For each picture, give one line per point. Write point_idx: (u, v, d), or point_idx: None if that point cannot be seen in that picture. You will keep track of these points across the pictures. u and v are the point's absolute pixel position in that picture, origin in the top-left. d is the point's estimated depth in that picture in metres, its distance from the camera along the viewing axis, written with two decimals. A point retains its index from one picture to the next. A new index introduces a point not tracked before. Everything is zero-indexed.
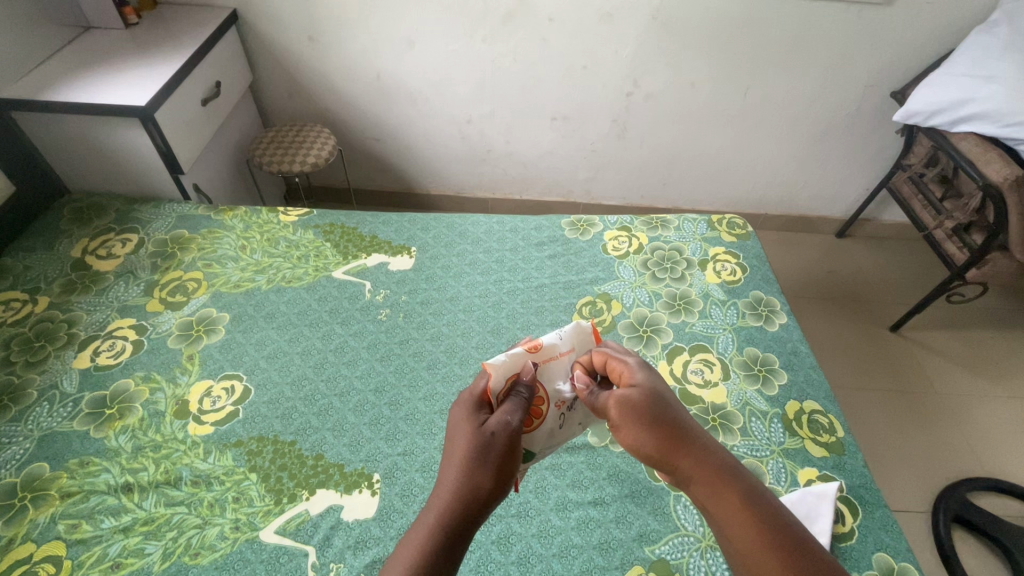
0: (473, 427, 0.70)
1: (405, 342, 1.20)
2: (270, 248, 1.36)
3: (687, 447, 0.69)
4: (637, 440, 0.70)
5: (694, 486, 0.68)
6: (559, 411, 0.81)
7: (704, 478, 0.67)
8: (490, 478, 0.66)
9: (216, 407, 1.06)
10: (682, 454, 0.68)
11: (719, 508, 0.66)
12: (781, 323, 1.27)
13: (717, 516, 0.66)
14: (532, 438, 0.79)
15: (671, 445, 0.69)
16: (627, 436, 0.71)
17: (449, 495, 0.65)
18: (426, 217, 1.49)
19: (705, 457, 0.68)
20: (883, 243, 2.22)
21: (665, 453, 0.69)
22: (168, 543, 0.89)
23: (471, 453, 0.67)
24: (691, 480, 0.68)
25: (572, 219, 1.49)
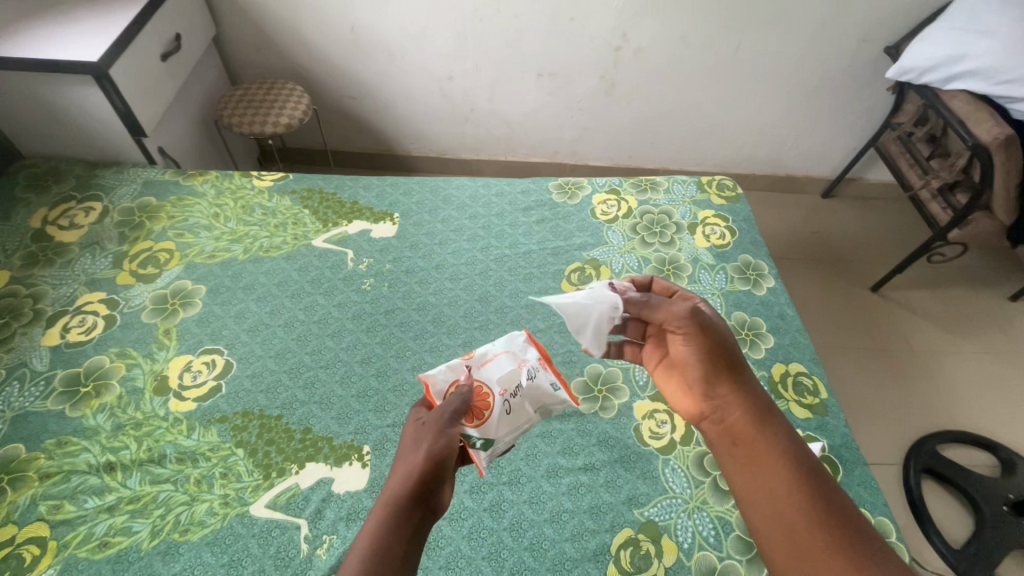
0: (409, 430, 0.73)
1: (391, 312, 1.17)
2: (245, 216, 1.30)
3: (737, 381, 0.76)
4: (699, 354, 0.77)
5: (729, 412, 0.74)
6: (504, 398, 0.81)
7: (742, 409, 0.74)
8: (428, 455, 0.67)
9: (197, 382, 1.04)
10: (730, 387, 0.76)
11: (749, 444, 0.71)
12: (768, 287, 1.27)
13: (747, 444, 0.72)
14: (489, 428, 0.78)
15: (723, 374, 0.76)
16: (687, 347, 0.78)
17: (394, 485, 0.64)
18: (408, 181, 1.43)
19: (749, 401, 0.75)
20: (868, 202, 2.22)
21: (714, 378, 0.77)
22: (156, 521, 0.88)
23: (409, 447, 0.70)
24: (727, 409, 0.75)
25: (559, 182, 1.45)
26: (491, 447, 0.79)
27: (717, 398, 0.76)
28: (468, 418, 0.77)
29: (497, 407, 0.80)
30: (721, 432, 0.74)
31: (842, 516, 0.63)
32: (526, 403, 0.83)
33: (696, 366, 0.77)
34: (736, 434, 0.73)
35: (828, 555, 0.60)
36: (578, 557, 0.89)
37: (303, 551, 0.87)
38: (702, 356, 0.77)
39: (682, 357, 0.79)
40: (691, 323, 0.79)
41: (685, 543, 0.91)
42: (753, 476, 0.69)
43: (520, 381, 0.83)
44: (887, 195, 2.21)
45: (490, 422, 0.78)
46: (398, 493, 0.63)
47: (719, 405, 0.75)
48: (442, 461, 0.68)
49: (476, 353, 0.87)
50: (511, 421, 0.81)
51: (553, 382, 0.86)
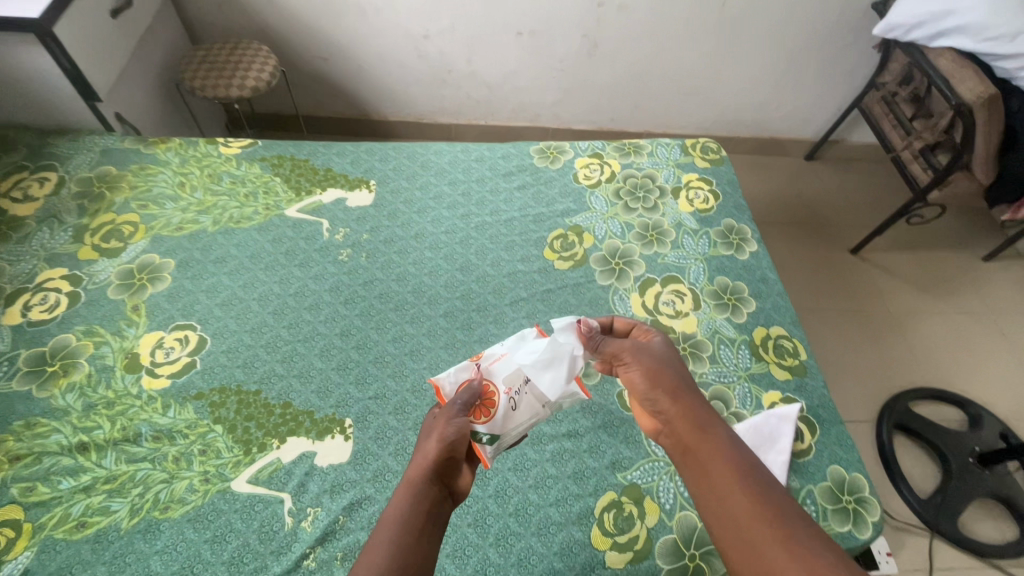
0: (426, 423, 0.74)
1: (370, 283, 1.14)
2: (213, 185, 1.24)
3: (680, 394, 0.75)
4: (640, 375, 0.78)
5: (675, 425, 0.73)
6: (509, 395, 0.77)
7: (686, 417, 0.73)
8: (441, 442, 0.68)
9: (170, 358, 1.00)
10: (673, 400, 0.75)
11: (697, 453, 0.69)
12: (751, 251, 1.27)
13: (693, 453, 0.70)
14: (496, 423, 0.75)
15: (663, 392, 0.75)
16: (631, 372, 0.79)
17: (411, 472, 0.65)
18: (385, 146, 1.37)
19: (692, 411, 0.73)
20: (850, 164, 2.22)
21: (657, 394, 0.76)
22: (135, 499, 0.87)
23: (424, 438, 0.71)
24: (672, 422, 0.73)
25: (541, 146, 1.41)
26: (497, 440, 0.75)
27: (664, 411, 0.75)
28: (475, 414, 0.75)
29: (503, 404, 0.77)
30: (674, 445, 0.73)
31: (788, 516, 0.61)
32: (534, 398, 0.79)
33: (643, 387, 0.77)
34: (684, 444, 0.71)
35: (778, 559, 0.57)
36: (562, 521, 0.90)
37: (287, 524, 0.86)
38: (645, 376, 0.77)
39: (630, 380, 0.79)
40: (630, 350, 0.80)
41: (667, 504, 0.92)
42: (705, 486, 0.67)
43: (524, 377, 0.80)
44: (869, 157, 2.21)
45: (496, 419, 0.75)
46: (415, 479, 0.64)
47: (667, 419, 0.74)
48: (453, 450, 0.68)
49: (485, 355, 0.86)
50: (517, 417, 0.77)
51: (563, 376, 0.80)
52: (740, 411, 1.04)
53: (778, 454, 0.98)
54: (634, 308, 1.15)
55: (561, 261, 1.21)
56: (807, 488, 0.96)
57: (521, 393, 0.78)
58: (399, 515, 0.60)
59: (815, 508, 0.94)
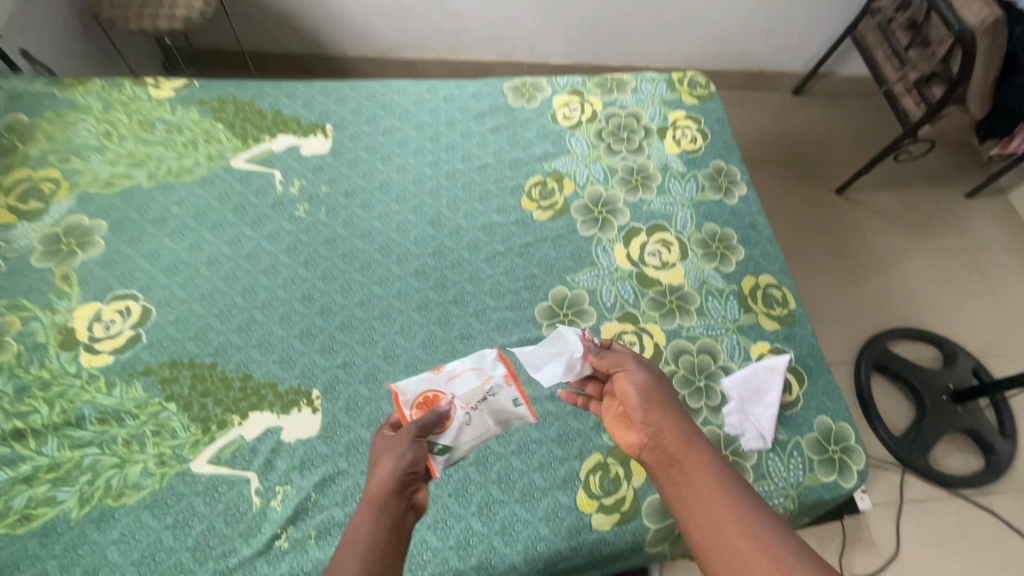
0: (377, 444, 0.71)
1: (331, 241, 1.04)
2: (144, 134, 1.09)
3: (672, 410, 0.72)
4: (636, 388, 0.75)
5: (660, 438, 0.69)
6: (466, 410, 0.81)
7: (672, 431, 0.69)
8: (403, 458, 0.66)
9: (111, 333, 0.91)
10: (663, 414, 0.71)
11: (685, 466, 0.65)
12: (740, 195, 1.20)
13: (678, 467, 0.66)
14: (450, 435, 0.77)
15: (656, 407, 0.72)
16: (626, 382, 0.76)
17: (374, 489, 0.62)
18: (340, 85, 1.22)
19: (682, 424, 0.70)
20: (839, 98, 2.12)
21: (645, 406, 0.73)
22: (84, 488, 0.80)
23: (382, 455, 0.68)
24: (658, 435, 0.70)
25: (515, 82, 1.28)
26: (449, 452, 0.78)
27: (654, 423, 0.71)
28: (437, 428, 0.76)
29: (459, 419, 0.80)
30: (658, 459, 0.68)
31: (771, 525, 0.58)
32: (485, 416, 0.83)
33: (636, 398, 0.74)
34: (669, 456, 0.67)
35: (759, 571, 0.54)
36: (546, 486, 0.87)
37: (255, 505, 0.81)
38: (642, 390, 0.74)
39: (624, 392, 0.76)
40: (632, 362, 0.78)
41: None
42: (691, 499, 0.63)
43: (481, 396, 0.83)
44: (859, 91, 2.12)
45: (451, 431, 0.78)
46: (379, 494, 0.62)
47: (654, 431, 0.70)
48: (415, 467, 0.66)
49: (446, 367, 0.89)
50: (469, 431, 0.80)
51: (515, 398, 0.85)
52: (728, 364, 1.00)
53: (767, 407, 0.95)
54: (619, 260, 1.08)
55: (541, 211, 1.12)
56: (794, 440, 0.94)
57: (476, 411, 0.82)
58: (366, 531, 0.58)
59: (802, 460, 0.93)
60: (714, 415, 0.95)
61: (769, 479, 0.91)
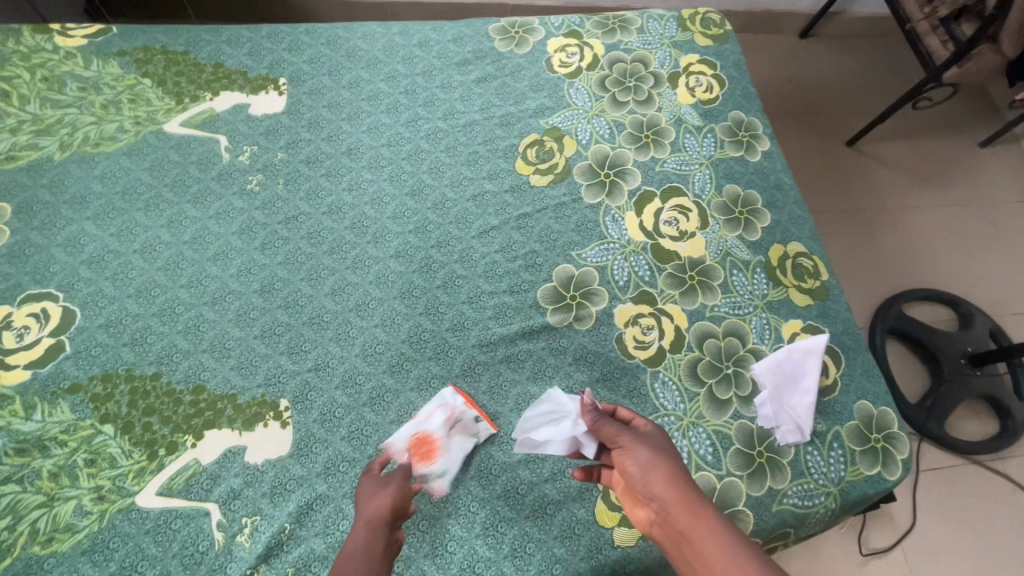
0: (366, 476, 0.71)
1: (292, 219, 0.88)
2: (52, 94, 0.89)
3: (680, 479, 0.59)
4: (636, 462, 0.61)
5: (669, 517, 0.56)
6: (443, 438, 0.76)
7: (680, 506, 0.56)
8: (398, 489, 0.67)
9: (25, 343, 0.74)
10: (667, 486, 0.58)
11: (700, 552, 0.52)
12: (763, 150, 1.05)
13: (692, 554, 0.53)
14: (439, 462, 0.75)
15: (656, 481, 0.59)
16: (624, 456, 0.62)
17: (369, 512, 0.64)
18: (293, 29, 1.02)
19: (691, 497, 0.57)
20: (849, 41, 1.95)
21: (647, 481, 0.59)
22: (4, 535, 0.66)
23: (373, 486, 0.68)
24: (666, 513, 0.57)
25: (502, 23, 1.09)
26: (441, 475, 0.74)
27: (656, 498, 0.58)
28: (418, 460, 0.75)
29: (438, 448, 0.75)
30: (671, 540, 0.56)
31: None
32: (459, 439, 0.76)
33: (636, 473, 0.60)
34: (681, 539, 0.55)
35: None
36: (560, 499, 0.75)
37: (218, 542, 0.68)
38: (642, 464, 0.60)
39: (624, 469, 0.62)
40: (628, 434, 0.64)
41: None
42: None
43: (450, 422, 0.77)
44: (870, 32, 1.95)
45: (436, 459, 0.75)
46: (376, 518, 0.63)
47: (660, 508, 0.57)
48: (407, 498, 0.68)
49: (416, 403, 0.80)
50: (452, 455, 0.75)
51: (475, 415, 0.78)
52: (758, 347, 0.88)
53: (804, 395, 0.84)
54: (631, 231, 0.94)
55: (539, 176, 0.96)
56: (834, 431, 0.84)
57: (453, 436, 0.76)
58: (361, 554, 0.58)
59: (842, 452, 0.83)
60: (745, 407, 0.84)
61: (809, 477, 0.80)
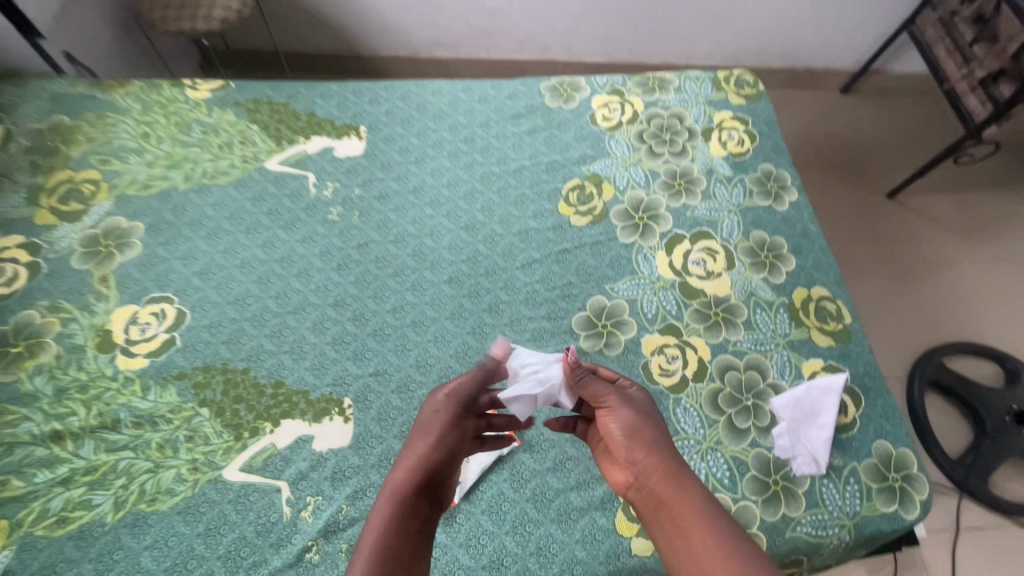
0: (420, 424, 0.73)
1: (365, 245, 1.02)
2: (181, 136, 1.09)
3: (659, 446, 0.69)
4: (620, 424, 0.71)
5: (646, 478, 0.67)
6: None
7: (658, 471, 0.66)
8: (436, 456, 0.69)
9: (146, 336, 0.91)
10: (648, 453, 0.68)
11: (672, 510, 0.62)
12: (791, 201, 1.13)
13: (664, 511, 0.63)
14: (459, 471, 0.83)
15: (638, 442, 0.69)
16: (610, 420, 0.72)
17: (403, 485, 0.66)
18: (375, 86, 1.20)
19: (669, 462, 0.67)
20: (892, 97, 2.00)
21: (630, 445, 0.69)
22: (119, 492, 0.80)
23: (415, 434, 0.73)
24: (644, 474, 0.67)
25: (553, 82, 1.24)
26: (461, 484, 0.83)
27: (638, 462, 0.68)
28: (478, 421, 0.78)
29: None
30: (645, 499, 0.66)
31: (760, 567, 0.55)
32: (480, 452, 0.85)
33: (621, 435, 0.71)
34: (656, 498, 0.64)
35: None
36: (583, 506, 0.83)
37: (286, 515, 0.80)
38: (626, 427, 0.71)
39: (608, 430, 0.72)
40: (614, 398, 0.74)
41: None
42: (678, 542, 0.60)
43: None
44: (913, 90, 2.00)
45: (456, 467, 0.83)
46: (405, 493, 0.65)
47: (640, 471, 0.67)
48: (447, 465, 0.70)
49: None
50: (473, 466, 0.84)
51: None
52: (778, 382, 0.94)
53: (821, 430, 0.89)
54: (661, 269, 1.03)
55: (579, 216, 1.08)
56: (850, 466, 0.88)
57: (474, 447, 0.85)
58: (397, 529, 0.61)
59: (859, 488, 0.86)
60: (763, 437, 0.89)
61: (823, 508, 0.84)
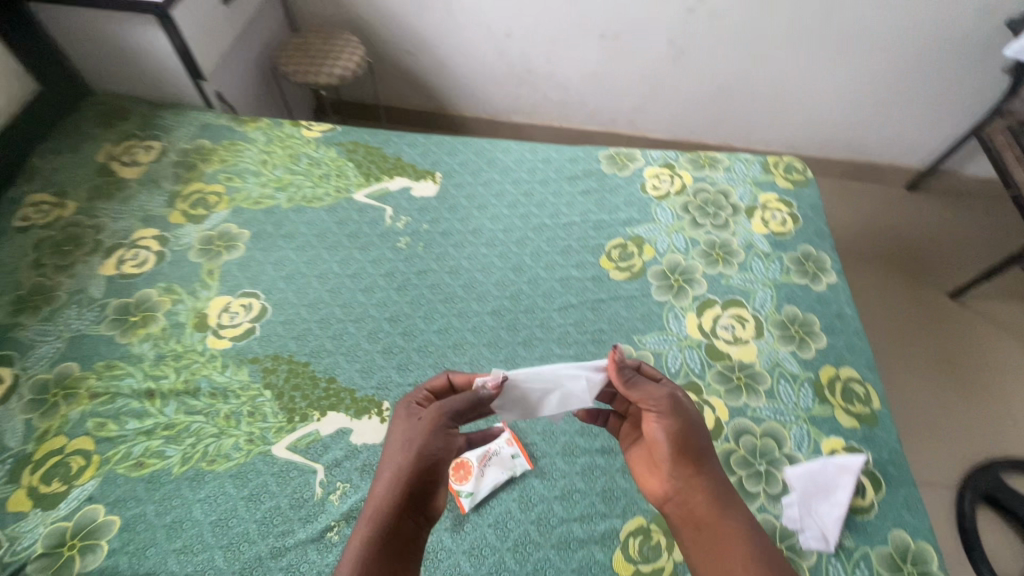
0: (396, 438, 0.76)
1: (423, 273, 1.16)
2: (292, 165, 1.31)
3: (704, 466, 0.77)
4: (669, 438, 0.78)
5: (687, 493, 0.75)
6: (481, 465, 0.92)
7: (702, 491, 0.75)
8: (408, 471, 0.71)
9: (234, 322, 1.07)
10: (695, 471, 0.76)
11: (712, 526, 0.72)
12: (828, 282, 1.16)
13: (703, 526, 0.73)
14: (473, 483, 0.90)
15: (687, 456, 0.77)
16: (661, 431, 0.78)
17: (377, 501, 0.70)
18: (455, 140, 1.39)
19: (713, 484, 0.76)
20: (961, 199, 1.98)
21: (679, 460, 0.77)
22: (187, 448, 0.93)
23: (394, 440, 0.75)
24: (688, 490, 0.75)
25: (611, 152, 1.37)
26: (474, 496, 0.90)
27: (684, 478, 0.76)
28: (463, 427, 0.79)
29: (476, 471, 0.91)
30: (685, 510, 0.75)
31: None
32: (495, 469, 0.92)
33: (668, 446, 0.77)
34: (697, 515, 0.74)
35: None
36: (584, 538, 0.87)
37: (317, 494, 0.90)
38: (675, 441, 0.77)
39: (656, 439, 0.79)
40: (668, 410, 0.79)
41: None
42: (713, 555, 0.71)
43: (489, 453, 0.93)
44: (985, 193, 1.96)
45: (471, 479, 0.91)
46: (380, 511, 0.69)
47: (684, 487, 0.76)
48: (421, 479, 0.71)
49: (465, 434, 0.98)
50: (486, 481, 0.91)
51: (513, 452, 0.94)
52: (794, 454, 0.95)
53: (833, 507, 0.89)
54: (689, 329, 1.09)
55: (618, 271, 1.17)
56: (862, 550, 0.87)
57: (490, 464, 0.92)
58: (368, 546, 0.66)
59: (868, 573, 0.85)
60: (772, 504, 0.90)
61: None
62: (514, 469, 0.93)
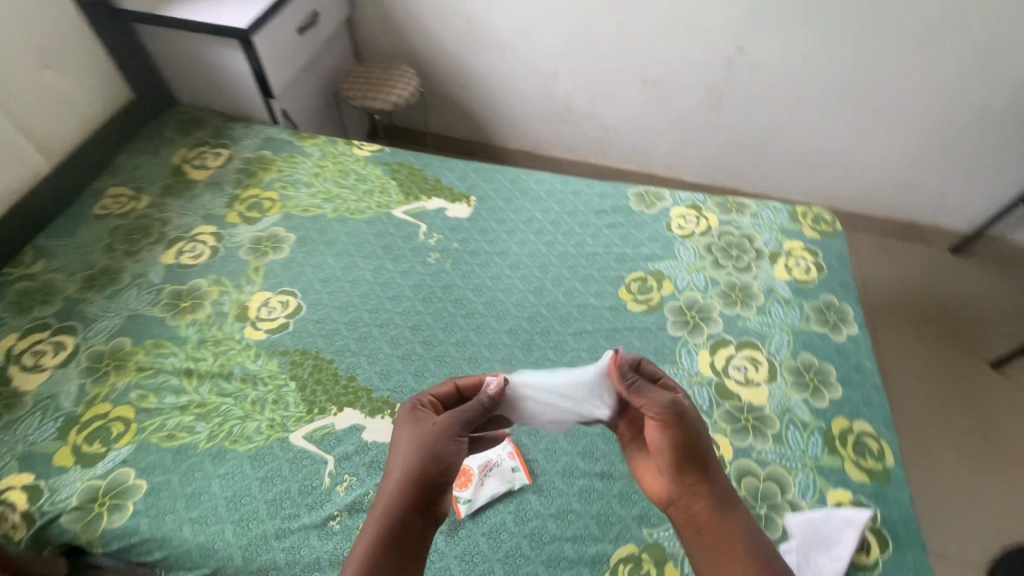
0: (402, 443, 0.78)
1: (448, 287, 1.23)
2: (340, 179, 1.43)
3: (708, 474, 0.78)
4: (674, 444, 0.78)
5: (692, 500, 0.76)
6: (482, 474, 0.95)
7: (706, 498, 0.76)
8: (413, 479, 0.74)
9: (271, 317, 1.16)
10: (699, 479, 0.77)
11: (716, 533, 0.73)
12: (848, 334, 1.16)
13: (707, 531, 0.74)
14: (472, 491, 0.93)
15: (689, 462, 0.78)
16: (665, 437, 0.79)
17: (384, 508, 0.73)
18: (492, 168, 1.48)
19: (717, 490, 0.76)
20: (1009, 267, 1.91)
21: (684, 467, 0.78)
22: (214, 427, 1.01)
23: (401, 444, 0.78)
24: (692, 497, 0.76)
25: (640, 190, 1.42)
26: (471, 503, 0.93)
27: (688, 485, 0.77)
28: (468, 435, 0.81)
29: (476, 479, 0.94)
30: (689, 516, 0.76)
31: None
32: (494, 480, 0.95)
33: (672, 453, 0.78)
34: (700, 520, 0.75)
35: None
36: (574, 558, 0.88)
37: (325, 484, 0.95)
38: (679, 448, 0.78)
39: (660, 445, 0.79)
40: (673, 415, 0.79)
41: None
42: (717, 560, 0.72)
43: (491, 464, 0.96)
44: None
45: (471, 487, 0.94)
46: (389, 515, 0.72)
47: (689, 493, 0.77)
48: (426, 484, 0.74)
49: None
50: (485, 490, 0.94)
51: (514, 465, 0.97)
52: (797, 501, 0.94)
53: (833, 560, 0.87)
54: (701, 365, 1.11)
55: (635, 303, 1.21)
56: None
57: (490, 475, 0.95)
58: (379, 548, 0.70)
59: None
60: None
61: None
62: (513, 482, 0.95)
